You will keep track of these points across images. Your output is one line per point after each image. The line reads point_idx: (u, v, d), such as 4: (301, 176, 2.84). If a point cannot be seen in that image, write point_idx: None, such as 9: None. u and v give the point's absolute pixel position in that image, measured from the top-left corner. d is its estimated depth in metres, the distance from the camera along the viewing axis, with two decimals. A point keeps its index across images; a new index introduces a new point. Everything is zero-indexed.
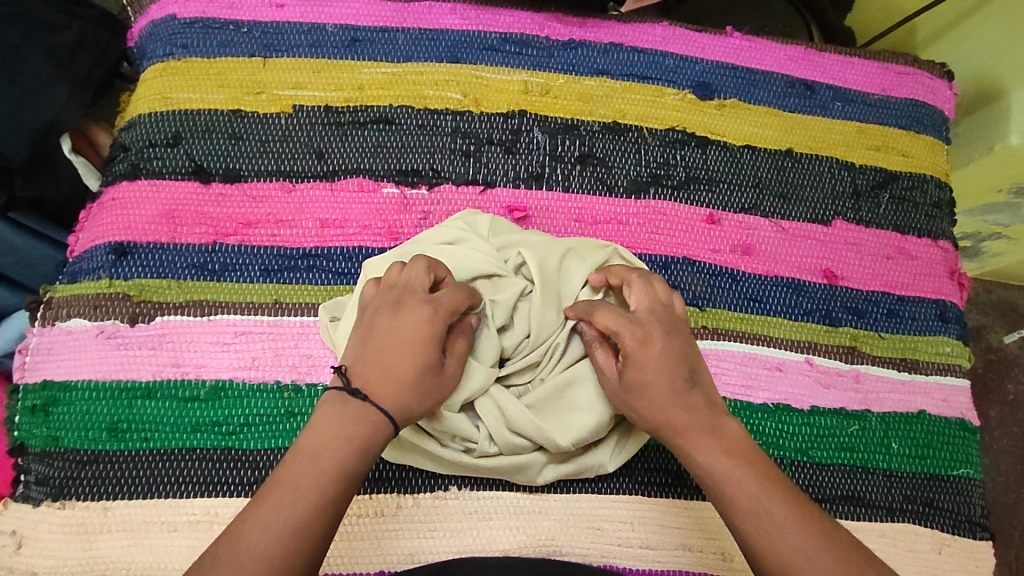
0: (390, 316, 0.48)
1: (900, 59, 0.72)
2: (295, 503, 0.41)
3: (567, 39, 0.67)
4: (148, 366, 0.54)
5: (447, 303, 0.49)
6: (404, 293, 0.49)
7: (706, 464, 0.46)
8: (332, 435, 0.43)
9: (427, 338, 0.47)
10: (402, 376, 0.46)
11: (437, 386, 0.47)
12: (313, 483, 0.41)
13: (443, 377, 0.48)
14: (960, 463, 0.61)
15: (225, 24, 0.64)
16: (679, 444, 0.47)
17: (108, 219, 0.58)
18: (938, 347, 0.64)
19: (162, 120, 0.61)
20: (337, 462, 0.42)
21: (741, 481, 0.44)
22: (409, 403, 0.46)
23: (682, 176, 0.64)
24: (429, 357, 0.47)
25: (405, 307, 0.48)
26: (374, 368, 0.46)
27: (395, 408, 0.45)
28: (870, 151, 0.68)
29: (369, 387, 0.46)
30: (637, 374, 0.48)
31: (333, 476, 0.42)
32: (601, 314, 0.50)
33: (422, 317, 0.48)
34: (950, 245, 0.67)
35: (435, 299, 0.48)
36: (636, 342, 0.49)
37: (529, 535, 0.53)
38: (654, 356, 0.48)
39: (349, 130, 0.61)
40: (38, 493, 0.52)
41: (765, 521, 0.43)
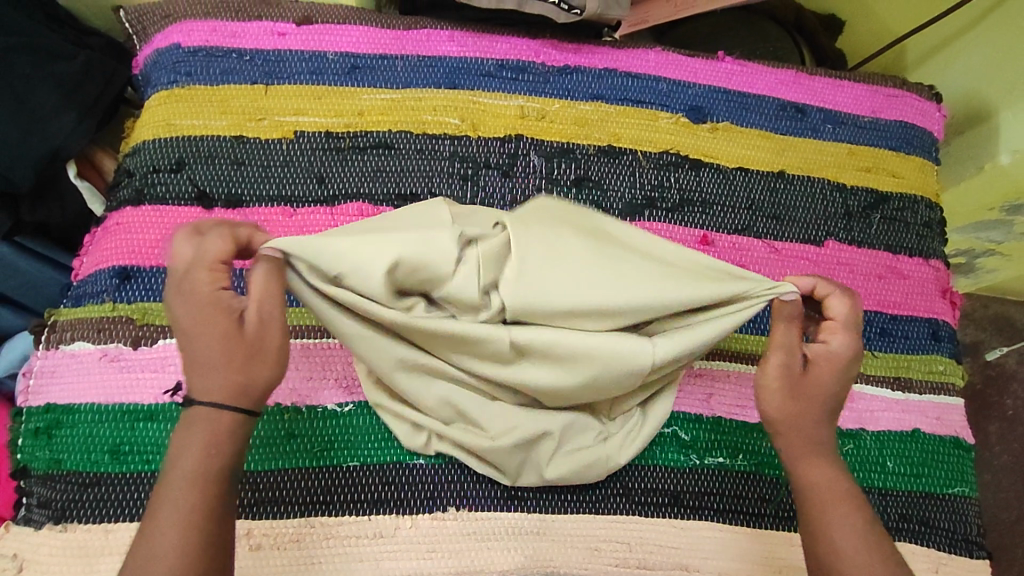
0: (176, 301, 0.43)
1: (889, 82, 0.73)
2: (169, 532, 0.39)
3: (562, 65, 0.68)
4: (150, 389, 0.55)
5: (208, 259, 0.42)
6: (171, 274, 0.43)
7: (817, 482, 0.47)
8: (186, 450, 0.41)
9: (212, 310, 0.42)
10: (211, 356, 0.42)
11: (253, 347, 0.43)
12: (178, 504, 0.40)
13: (251, 335, 0.43)
14: (955, 482, 0.61)
15: (228, 52, 0.65)
16: (798, 449, 0.48)
17: (112, 243, 0.59)
18: (932, 366, 0.65)
19: (166, 146, 0.62)
20: (196, 472, 0.41)
21: (846, 510, 0.46)
22: (238, 381, 0.42)
23: (677, 199, 0.65)
24: (229, 325, 0.42)
25: (178, 290, 0.43)
26: (195, 368, 0.42)
27: (225, 393, 0.42)
28: (861, 172, 0.69)
29: (193, 384, 0.42)
30: (824, 373, 0.49)
31: (195, 487, 0.40)
32: (838, 304, 0.49)
33: (196, 295, 0.42)
34: (941, 264, 0.69)
35: (195, 263, 0.42)
36: (845, 347, 0.49)
37: (527, 556, 0.53)
38: (841, 364, 0.49)
39: (349, 155, 0.63)
40: (39, 516, 0.53)
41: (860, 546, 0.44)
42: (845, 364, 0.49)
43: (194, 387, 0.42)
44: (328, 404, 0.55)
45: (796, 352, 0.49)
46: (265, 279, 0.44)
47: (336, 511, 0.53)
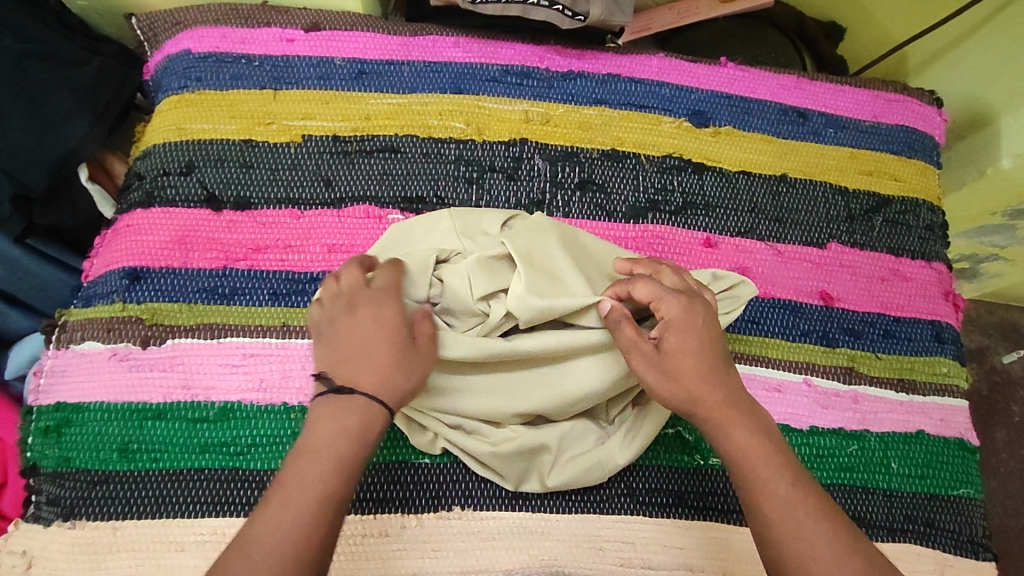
0: (353, 316, 0.46)
1: (890, 87, 0.74)
2: (306, 497, 0.40)
3: (566, 70, 0.69)
4: (159, 388, 0.56)
5: (386, 284, 0.48)
6: (351, 294, 0.47)
7: (741, 454, 0.45)
8: (329, 431, 0.42)
9: (393, 323, 0.46)
10: (383, 359, 0.45)
11: (421, 363, 0.47)
12: (322, 477, 0.41)
13: (420, 352, 0.47)
14: (959, 483, 0.61)
15: (238, 58, 0.66)
16: (713, 418, 0.46)
17: (122, 245, 0.60)
18: (935, 367, 0.65)
19: (176, 149, 0.63)
20: (342, 453, 0.42)
21: (772, 467, 0.44)
22: (397, 382, 0.45)
23: (679, 202, 0.66)
24: (400, 340, 0.46)
25: (362, 305, 0.47)
26: (353, 362, 0.45)
27: (387, 390, 0.44)
28: (863, 176, 0.69)
29: (351, 381, 0.44)
30: (678, 341, 0.47)
31: (335, 465, 0.41)
32: (642, 284, 0.49)
33: (372, 308, 0.47)
34: (944, 267, 0.69)
35: (381, 287, 0.48)
36: (682, 310, 0.48)
37: (531, 555, 0.54)
38: (687, 325, 0.47)
39: (356, 158, 0.64)
40: (48, 513, 0.53)
41: (788, 504, 0.43)
42: (695, 322, 0.48)
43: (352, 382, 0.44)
44: None
45: (641, 343, 0.47)
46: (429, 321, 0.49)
47: None
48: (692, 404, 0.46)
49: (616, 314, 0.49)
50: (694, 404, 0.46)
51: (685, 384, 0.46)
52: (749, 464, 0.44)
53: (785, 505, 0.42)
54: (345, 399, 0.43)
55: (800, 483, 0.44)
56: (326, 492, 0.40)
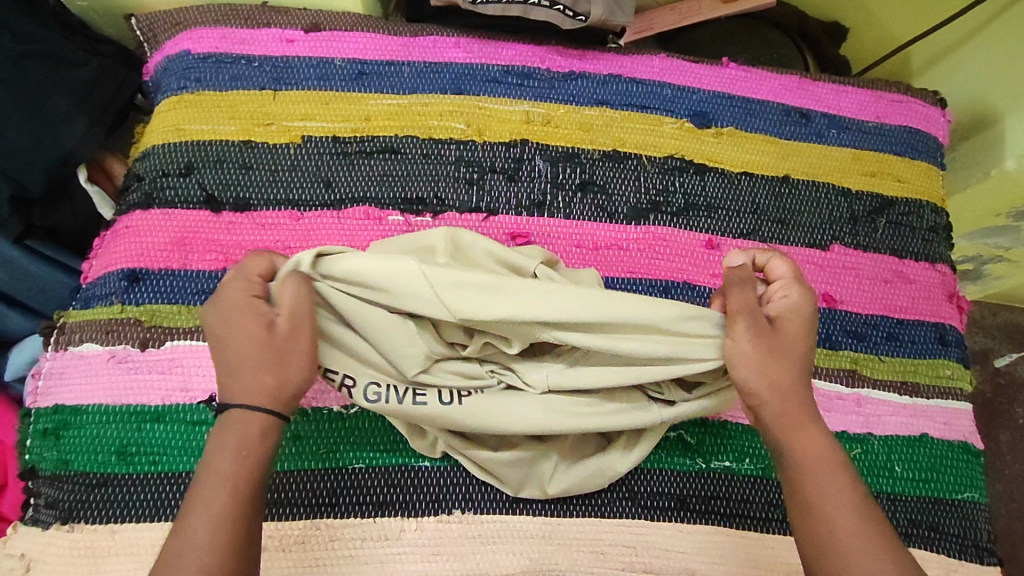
0: (216, 322, 0.46)
1: (893, 88, 0.73)
2: (203, 522, 0.41)
3: (567, 71, 0.69)
4: (157, 391, 0.55)
5: (246, 274, 0.47)
6: (212, 299, 0.46)
7: (805, 455, 0.45)
8: (217, 452, 0.43)
9: (242, 317, 0.45)
10: (244, 361, 0.44)
11: (281, 348, 0.45)
12: (215, 501, 0.41)
13: (281, 335, 0.45)
14: (964, 487, 0.61)
15: (237, 58, 0.66)
16: (785, 421, 0.46)
17: (121, 247, 0.60)
18: (939, 370, 0.65)
19: (175, 150, 0.63)
20: (230, 473, 0.42)
21: (834, 477, 0.44)
22: (270, 383, 0.44)
23: (682, 203, 0.65)
24: (259, 332, 0.45)
25: (217, 311, 0.46)
26: (228, 374, 0.45)
27: (261, 395, 0.44)
28: (866, 177, 0.69)
29: (228, 393, 0.44)
30: (792, 326, 0.48)
31: (235, 484, 0.42)
32: (779, 264, 0.51)
33: (227, 311, 0.45)
34: (948, 269, 0.68)
35: (228, 284, 0.47)
36: (800, 298, 0.49)
37: (532, 559, 0.53)
38: (805, 314, 0.49)
39: (356, 159, 0.63)
40: (46, 516, 0.53)
41: (852, 514, 0.43)
42: (809, 314, 0.49)
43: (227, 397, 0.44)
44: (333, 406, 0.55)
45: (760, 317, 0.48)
46: (292, 288, 0.46)
47: (341, 513, 0.53)
48: (769, 394, 0.46)
49: (734, 275, 0.50)
50: (778, 401, 0.46)
51: (776, 371, 0.47)
52: (814, 472, 0.45)
53: (850, 513, 0.43)
54: (228, 416, 0.44)
55: (861, 496, 0.44)
56: (220, 513, 0.41)
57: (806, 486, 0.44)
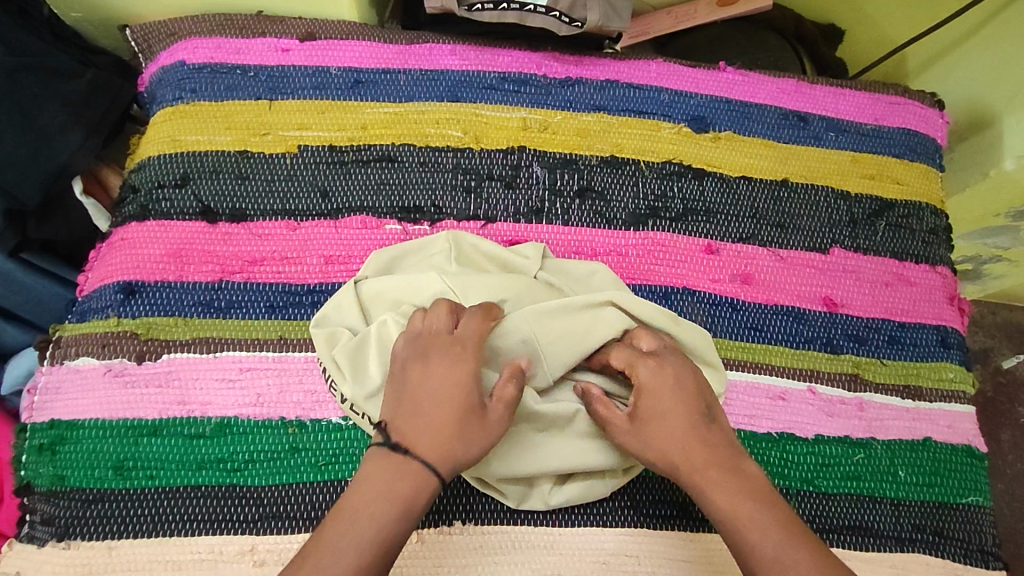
0: (426, 363, 0.46)
1: (891, 90, 0.73)
2: (344, 560, 0.40)
3: (563, 77, 0.68)
4: (154, 405, 0.55)
5: (476, 338, 0.48)
6: (434, 340, 0.47)
7: (722, 507, 0.45)
8: (379, 490, 0.43)
9: (467, 384, 0.46)
10: (446, 425, 0.45)
11: (482, 431, 0.46)
12: (363, 546, 0.41)
13: (489, 420, 0.46)
14: (968, 491, 0.60)
15: (232, 68, 0.66)
16: (695, 481, 0.46)
17: (117, 260, 0.59)
18: (942, 373, 0.64)
19: (171, 161, 0.63)
20: (383, 524, 0.42)
21: (755, 531, 0.44)
22: (457, 453, 0.45)
23: (680, 208, 0.65)
24: (472, 403, 0.46)
25: (438, 352, 0.47)
26: (418, 423, 0.45)
27: (442, 459, 0.44)
28: (865, 180, 0.69)
29: (411, 441, 0.44)
30: (650, 402, 0.48)
31: (377, 534, 0.42)
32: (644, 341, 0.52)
33: (449, 363, 0.46)
34: (948, 271, 0.68)
35: (460, 335, 0.48)
36: (651, 371, 0.49)
37: (534, 570, 0.53)
38: (660, 381, 0.49)
39: (353, 168, 0.63)
40: (43, 533, 0.52)
41: (777, 567, 0.42)
42: (664, 381, 0.49)
43: (406, 440, 0.44)
44: (332, 418, 0.55)
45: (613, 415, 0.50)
46: (512, 381, 0.47)
47: None
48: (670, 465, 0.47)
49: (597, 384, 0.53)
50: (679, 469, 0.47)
51: (662, 444, 0.48)
52: (737, 526, 0.44)
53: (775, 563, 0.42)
54: (408, 465, 0.44)
55: (786, 539, 0.43)
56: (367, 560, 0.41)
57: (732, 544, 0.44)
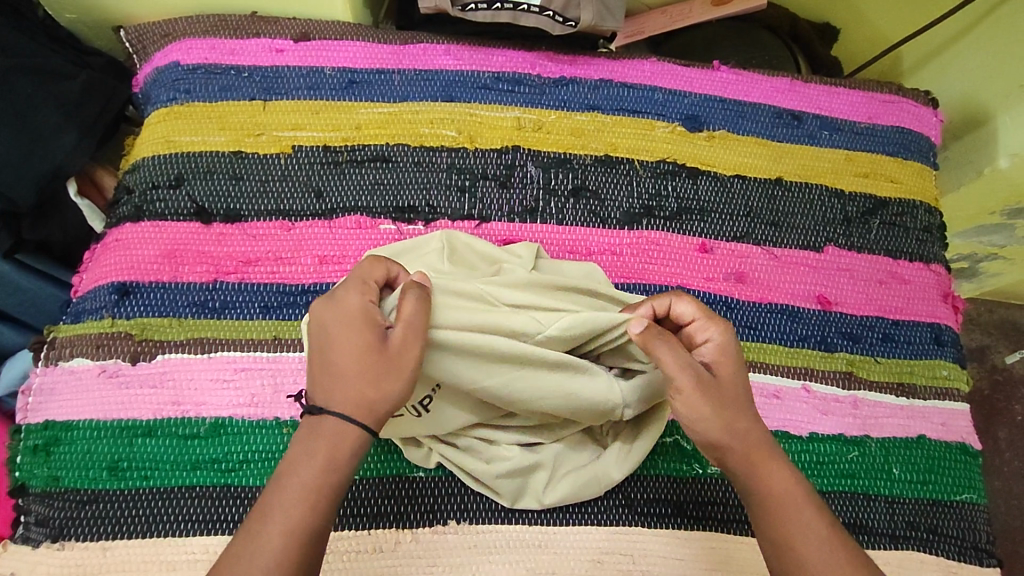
0: (320, 316, 0.44)
1: (884, 88, 0.73)
2: (277, 522, 0.40)
3: (558, 76, 0.69)
4: (148, 405, 0.55)
5: (360, 274, 0.45)
6: (326, 294, 0.45)
7: (776, 489, 0.44)
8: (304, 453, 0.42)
9: (358, 325, 0.43)
10: (347, 370, 0.42)
11: (388, 362, 0.42)
12: (287, 507, 0.40)
13: (394, 351, 0.43)
14: (962, 488, 0.61)
15: (227, 69, 0.66)
16: (750, 459, 0.45)
17: (111, 261, 0.59)
18: (936, 371, 0.64)
19: (165, 162, 0.63)
20: (311, 481, 0.41)
21: (803, 515, 0.44)
22: (371, 397, 0.42)
23: (674, 207, 0.65)
24: (371, 340, 0.43)
25: (326, 299, 0.45)
26: (327, 379, 0.43)
27: (357, 407, 0.42)
28: (860, 178, 0.69)
29: (322, 398, 0.43)
30: (729, 370, 0.47)
31: (305, 492, 0.41)
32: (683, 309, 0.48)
33: (338, 310, 0.44)
34: (943, 268, 0.68)
35: (347, 278, 0.46)
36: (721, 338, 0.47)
37: (529, 569, 0.53)
38: (733, 352, 0.47)
39: (347, 168, 0.63)
40: (37, 534, 0.52)
41: (827, 551, 0.42)
42: (735, 349, 0.47)
43: (319, 398, 0.43)
44: None
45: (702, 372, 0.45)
46: (412, 297, 0.44)
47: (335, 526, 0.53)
48: (729, 441, 0.45)
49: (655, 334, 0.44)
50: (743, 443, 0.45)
51: (731, 418, 0.45)
52: (788, 507, 0.44)
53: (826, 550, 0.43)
54: (324, 422, 0.42)
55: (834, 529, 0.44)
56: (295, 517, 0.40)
57: (776, 524, 0.44)
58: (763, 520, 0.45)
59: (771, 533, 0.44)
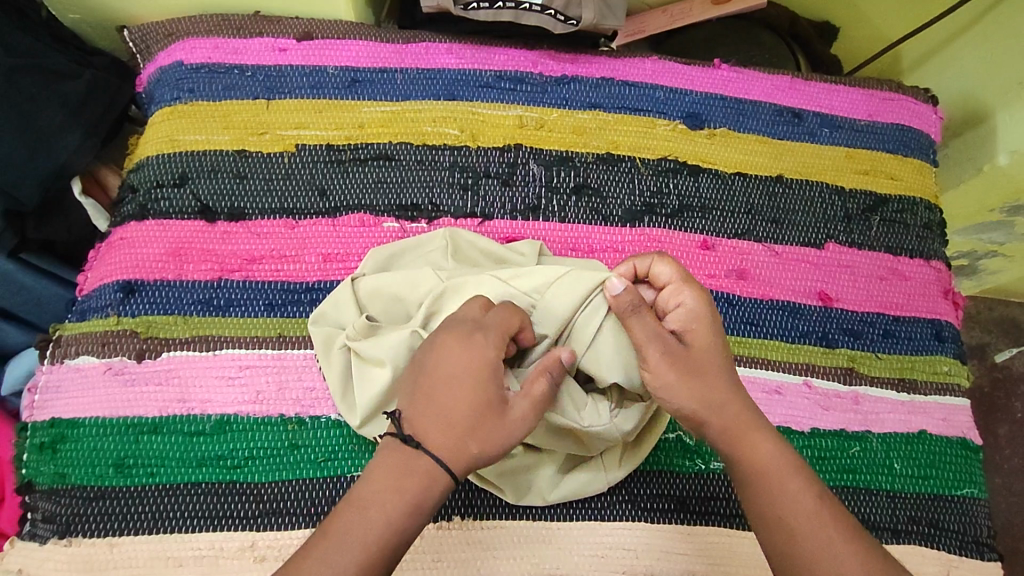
0: (440, 347, 0.44)
1: (884, 86, 0.74)
2: (348, 554, 0.39)
3: (559, 75, 0.69)
4: (154, 402, 0.55)
5: (498, 326, 0.45)
6: (454, 328, 0.45)
7: (764, 463, 0.44)
8: (389, 489, 0.41)
9: (483, 372, 0.43)
10: (461, 419, 0.42)
11: (499, 427, 0.43)
12: (368, 541, 0.40)
13: (508, 418, 0.43)
14: (963, 483, 0.61)
15: (230, 68, 0.66)
16: (732, 430, 0.46)
17: (116, 259, 0.60)
18: (936, 366, 0.65)
19: (169, 161, 0.63)
20: (393, 519, 0.41)
21: (790, 485, 0.44)
22: (470, 451, 0.42)
23: (676, 205, 0.66)
24: (493, 396, 0.43)
25: (456, 339, 0.44)
26: (430, 417, 0.42)
27: (452, 456, 0.42)
28: (860, 175, 0.69)
29: (421, 432, 0.42)
30: (704, 336, 0.48)
31: (383, 526, 0.40)
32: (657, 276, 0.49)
33: (466, 350, 0.44)
34: (943, 265, 0.68)
35: (484, 324, 0.45)
36: (694, 303, 0.48)
37: (533, 564, 0.53)
38: (704, 316, 0.48)
39: (350, 167, 0.63)
40: (44, 531, 0.53)
41: (815, 521, 0.42)
42: (709, 314, 0.48)
43: (417, 430, 0.42)
44: (331, 414, 0.55)
45: (663, 336, 0.47)
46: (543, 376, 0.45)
47: None
48: (707, 413, 0.46)
49: (624, 305, 0.47)
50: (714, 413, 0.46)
51: (705, 388, 0.46)
52: (774, 479, 0.44)
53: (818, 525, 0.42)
54: (415, 459, 0.42)
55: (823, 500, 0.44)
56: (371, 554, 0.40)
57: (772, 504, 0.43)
58: (748, 492, 0.45)
59: (759, 506, 0.44)
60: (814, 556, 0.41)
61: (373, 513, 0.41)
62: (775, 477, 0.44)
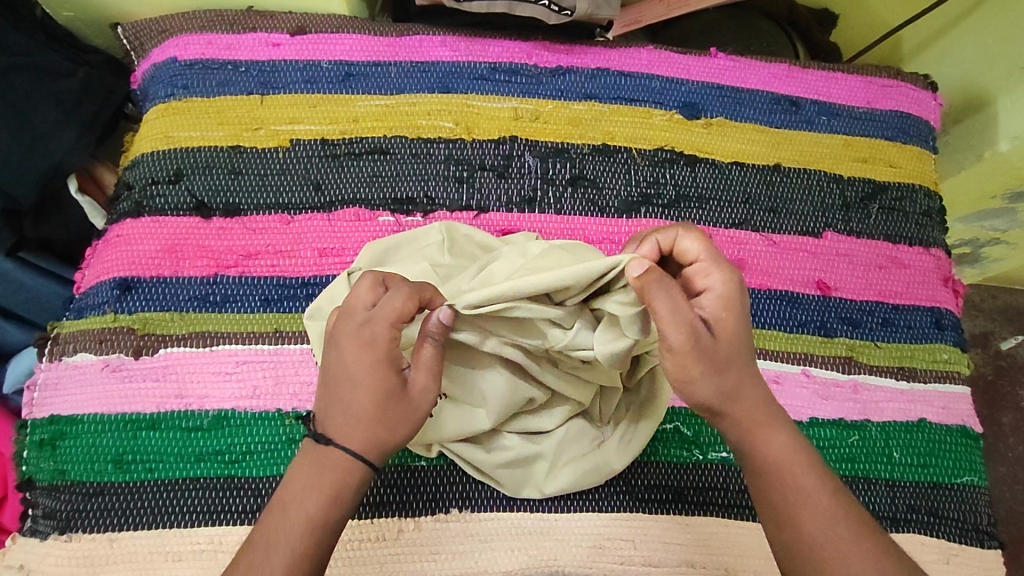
0: (339, 346, 0.44)
1: (883, 73, 0.73)
2: (276, 550, 0.42)
3: (554, 66, 0.68)
4: (152, 398, 0.55)
5: (385, 316, 0.43)
6: (347, 319, 0.45)
7: (775, 454, 0.44)
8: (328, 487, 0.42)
9: (377, 367, 0.43)
10: (363, 412, 0.43)
11: (408, 412, 0.44)
12: (293, 537, 0.42)
13: (412, 400, 0.44)
14: (964, 471, 0.61)
15: (224, 64, 0.66)
16: (749, 425, 0.44)
17: (112, 256, 0.60)
18: (936, 354, 0.64)
19: (164, 157, 0.63)
20: (313, 514, 0.43)
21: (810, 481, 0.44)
22: (380, 437, 0.44)
23: (672, 195, 0.65)
24: (393, 385, 0.44)
25: (349, 335, 0.44)
26: (338, 413, 0.44)
27: (365, 446, 0.44)
28: (858, 163, 0.69)
29: (333, 431, 0.44)
30: (732, 323, 0.43)
31: (306, 524, 0.42)
32: (689, 245, 0.43)
33: (361, 347, 0.44)
34: (942, 253, 0.68)
35: (370, 317, 0.44)
36: (727, 287, 0.43)
37: (530, 555, 0.53)
38: (734, 305, 0.42)
39: (345, 161, 0.63)
40: (45, 527, 0.53)
41: (828, 521, 0.43)
42: (739, 302, 0.43)
43: (329, 429, 0.44)
44: None
45: (693, 318, 0.41)
46: (430, 348, 0.44)
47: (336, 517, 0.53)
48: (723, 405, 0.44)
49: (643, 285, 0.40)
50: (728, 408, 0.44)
51: (729, 379, 0.43)
52: (786, 474, 0.44)
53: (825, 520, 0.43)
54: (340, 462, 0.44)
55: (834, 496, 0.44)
56: (296, 548, 0.42)
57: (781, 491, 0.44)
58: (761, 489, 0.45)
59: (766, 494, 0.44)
60: (825, 554, 0.42)
61: (297, 510, 0.43)
62: (787, 475, 0.44)
